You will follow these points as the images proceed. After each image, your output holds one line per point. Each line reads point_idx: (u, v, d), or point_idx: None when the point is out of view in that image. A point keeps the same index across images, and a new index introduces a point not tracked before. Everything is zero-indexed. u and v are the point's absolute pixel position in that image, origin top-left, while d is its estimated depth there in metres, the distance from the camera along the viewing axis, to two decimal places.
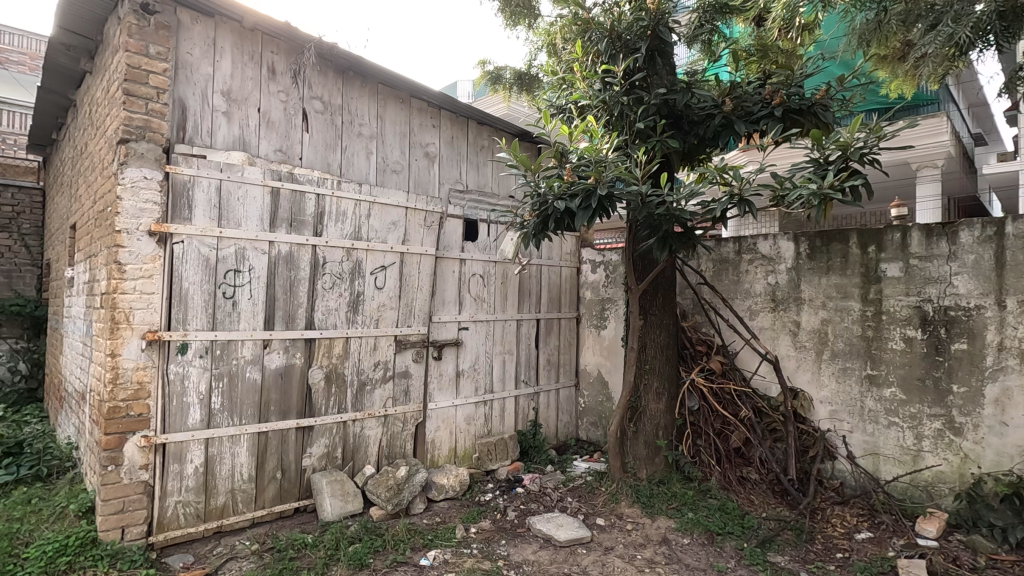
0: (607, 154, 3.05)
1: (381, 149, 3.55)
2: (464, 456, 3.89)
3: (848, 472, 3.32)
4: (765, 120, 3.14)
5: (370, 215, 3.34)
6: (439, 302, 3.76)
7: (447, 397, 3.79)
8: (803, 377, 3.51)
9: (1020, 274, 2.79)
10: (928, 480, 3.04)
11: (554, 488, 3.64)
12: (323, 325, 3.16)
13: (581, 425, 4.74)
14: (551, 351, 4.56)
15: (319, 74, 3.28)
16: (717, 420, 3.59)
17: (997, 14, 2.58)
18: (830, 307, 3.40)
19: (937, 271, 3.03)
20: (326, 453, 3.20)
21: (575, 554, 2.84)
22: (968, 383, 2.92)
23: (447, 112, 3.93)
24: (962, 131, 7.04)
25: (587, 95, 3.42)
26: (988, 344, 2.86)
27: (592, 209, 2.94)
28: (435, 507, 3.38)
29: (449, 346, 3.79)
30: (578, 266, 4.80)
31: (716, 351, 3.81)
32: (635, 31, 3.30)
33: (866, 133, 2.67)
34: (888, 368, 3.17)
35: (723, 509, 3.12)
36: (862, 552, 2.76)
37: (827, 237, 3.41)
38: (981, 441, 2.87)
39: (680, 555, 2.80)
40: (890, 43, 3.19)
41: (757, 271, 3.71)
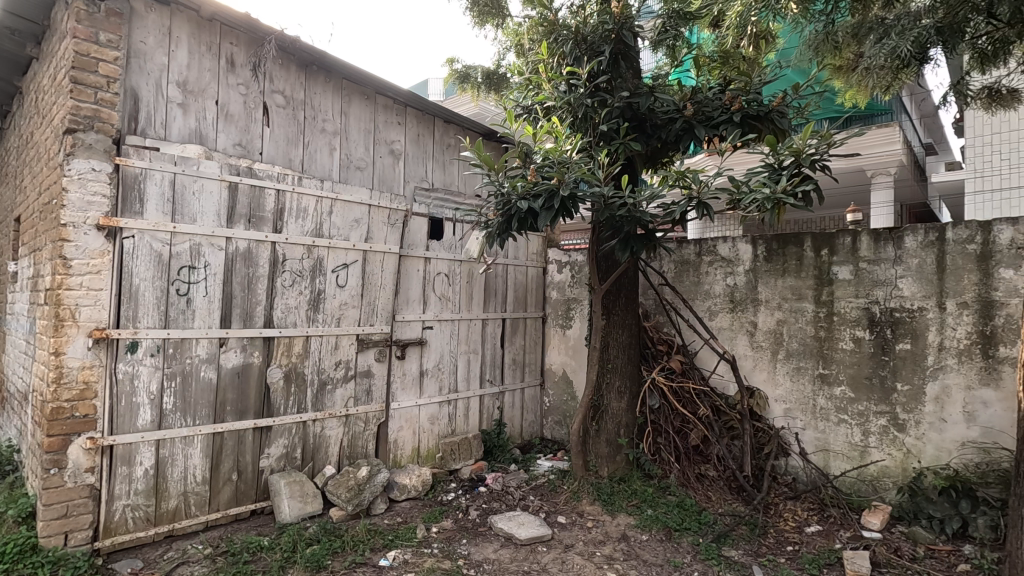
0: (571, 155, 3.09)
1: (345, 145, 3.51)
2: (427, 455, 3.87)
3: (800, 468, 3.44)
4: (725, 125, 3.21)
5: (333, 212, 3.29)
6: (402, 300, 3.73)
7: (410, 397, 3.77)
8: (759, 376, 3.61)
9: (958, 278, 2.93)
10: (873, 474, 3.17)
11: (516, 488, 3.65)
12: (282, 324, 3.10)
13: (545, 425, 4.77)
14: (516, 351, 4.57)
15: (281, 68, 3.22)
16: (676, 418, 3.67)
17: (935, 30, 2.72)
18: (785, 308, 3.50)
19: (883, 274, 3.16)
20: (284, 453, 3.13)
21: (534, 552, 2.86)
22: (911, 382, 3.05)
23: (413, 109, 3.91)
24: (913, 140, 7.32)
25: (552, 97, 3.46)
26: (930, 344, 3.00)
27: (554, 210, 2.96)
28: (397, 507, 3.36)
29: (413, 345, 3.77)
30: (544, 266, 4.83)
31: (676, 350, 3.89)
32: (599, 33, 3.36)
33: (817, 140, 2.75)
34: (838, 367, 3.30)
35: (681, 506, 3.19)
36: (811, 545, 2.85)
37: (783, 240, 3.52)
38: (922, 437, 3.01)
39: (638, 551, 2.84)
40: (843, 54, 3.19)
41: (716, 272, 3.80)
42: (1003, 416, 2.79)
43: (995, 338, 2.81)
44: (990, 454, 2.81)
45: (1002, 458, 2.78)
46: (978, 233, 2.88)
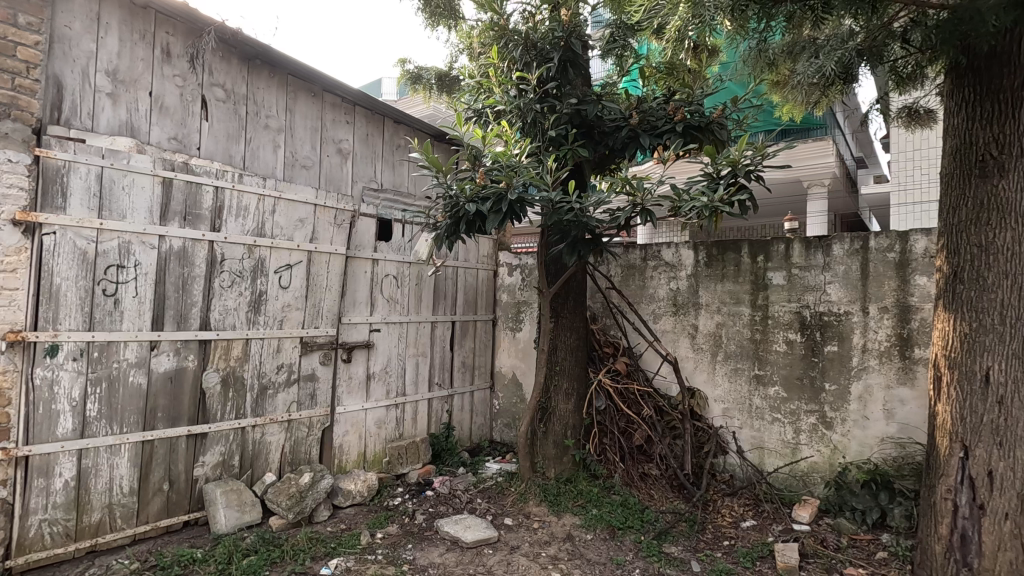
0: (519, 159, 3.12)
1: (289, 143, 3.42)
2: (374, 460, 3.80)
3: (736, 466, 3.58)
4: (668, 134, 3.32)
5: (275, 211, 3.20)
6: (349, 302, 3.66)
7: (356, 401, 3.69)
8: (699, 377, 3.74)
9: (880, 284, 3.13)
10: (803, 470, 3.34)
11: (464, 490, 3.64)
12: (220, 326, 2.98)
13: (494, 427, 4.78)
14: (466, 353, 4.56)
15: (222, 61, 3.10)
16: (622, 419, 3.75)
17: (857, 53, 2.92)
18: (724, 311, 3.65)
19: (814, 280, 3.34)
20: (221, 461, 3.01)
21: (480, 554, 2.86)
22: (837, 381, 3.24)
23: (362, 109, 3.85)
24: (845, 154, 7.78)
25: (502, 101, 3.50)
26: (855, 346, 3.19)
27: (502, 213, 2.97)
28: (341, 514, 3.29)
29: (359, 348, 3.69)
30: (495, 269, 4.84)
31: (621, 352, 3.98)
32: (548, 40, 3.43)
33: (752, 151, 2.87)
34: (773, 368, 3.46)
35: (625, 505, 3.26)
36: (746, 539, 2.97)
37: (722, 247, 3.66)
38: (847, 433, 3.20)
39: (582, 551, 2.89)
40: (780, 71, 3.36)
41: (660, 277, 3.91)
42: (917, 412, 3.00)
43: (911, 340, 3.02)
44: (906, 449, 3.02)
45: (915, 452, 2.98)
46: (897, 242, 3.09)
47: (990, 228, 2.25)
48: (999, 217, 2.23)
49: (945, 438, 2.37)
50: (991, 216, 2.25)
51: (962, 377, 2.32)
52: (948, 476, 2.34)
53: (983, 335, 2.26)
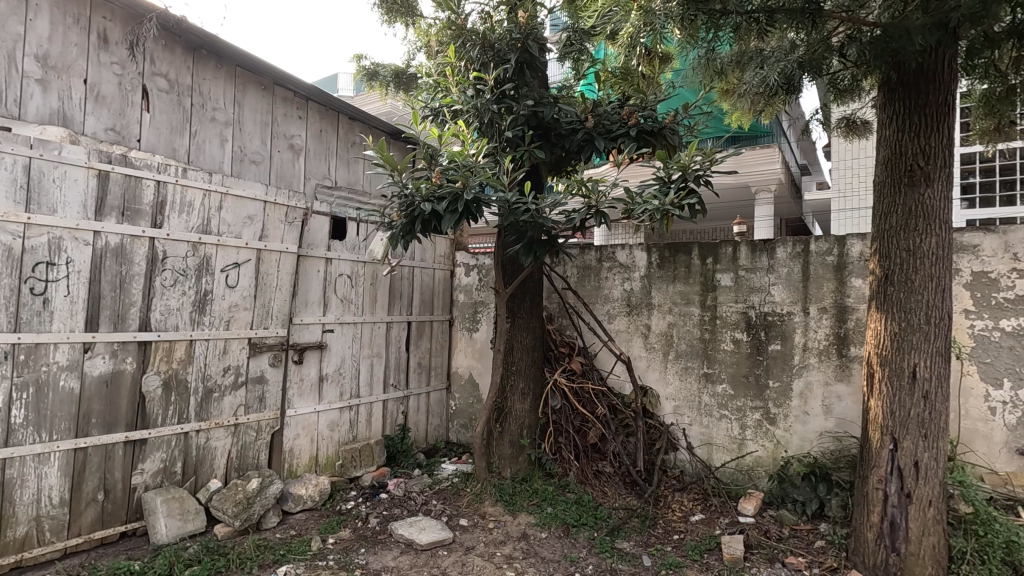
0: (476, 159, 3.12)
1: (237, 137, 3.30)
2: (326, 463, 3.71)
3: (686, 462, 3.69)
4: (622, 138, 3.40)
5: (222, 207, 3.08)
6: (300, 302, 3.56)
7: (308, 403, 3.60)
8: (651, 376, 3.83)
9: (819, 286, 3.29)
10: (748, 464, 3.48)
11: (419, 492, 3.61)
12: (161, 327, 2.84)
13: (451, 428, 4.76)
14: (422, 354, 4.52)
15: (164, 49, 2.97)
16: (576, 418, 3.80)
17: (799, 65, 3.04)
18: (675, 312, 3.75)
19: (759, 282, 3.48)
20: (162, 468, 2.87)
21: (435, 556, 2.84)
22: (780, 379, 3.38)
23: (315, 104, 3.76)
24: (790, 161, 8.13)
25: (459, 100, 3.48)
26: (796, 345, 3.34)
27: (458, 213, 2.96)
28: (291, 520, 3.20)
29: (311, 349, 3.60)
30: (452, 269, 4.82)
31: (577, 352, 4.04)
32: (505, 41, 3.44)
33: (702, 157, 2.96)
34: (720, 367, 3.58)
35: (579, 502, 3.31)
36: (694, 532, 3.06)
37: (674, 249, 3.76)
38: (789, 429, 3.35)
39: (537, 549, 2.91)
40: (730, 79, 3.47)
41: (615, 278, 3.99)
42: (853, 408, 3.17)
43: (848, 339, 3.19)
44: (842, 442, 3.18)
45: (851, 445, 3.15)
46: (835, 246, 3.25)
47: (917, 233, 2.42)
48: (925, 224, 2.41)
49: (877, 431, 2.52)
50: (919, 222, 2.41)
51: (892, 373, 2.46)
52: (879, 467, 2.49)
53: (911, 334, 2.42)
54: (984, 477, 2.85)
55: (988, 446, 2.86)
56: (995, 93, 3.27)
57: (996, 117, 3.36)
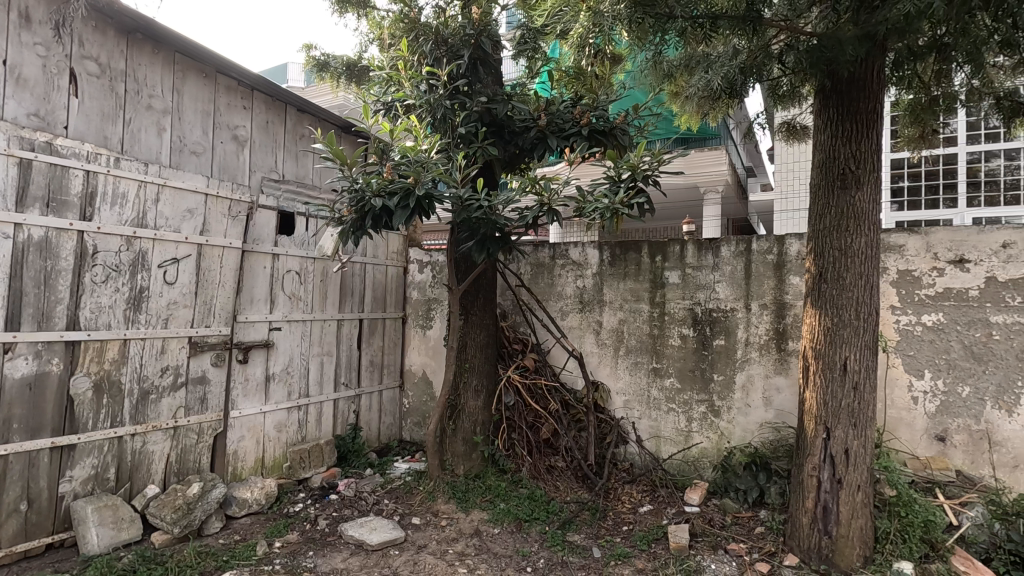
0: (428, 155, 3.09)
1: (177, 126, 3.15)
2: (273, 465, 3.60)
3: (636, 455, 3.78)
4: (574, 137, 3.44)
5: (159, 200, 2.94)
6: (245, 300, 3.44)
7: (253, 403, 3.48)
8: (603, 371, 3.91)
9: (760, 283, 3.43)
10: (694, 456, 3.60)
11: (371, 492, 3.56)
12: (92, 326, 2.69)
13: (404, 427, 4.71)
14: (374, 352, 4.44)
15: (95, 31, 2.79)
16: (530, 414, 3.82)
17: (741, 70, 3.15)
18: (626, 308, 3.83)
19: (705, 279, 3.60)
20: (93, 474, 2.72)
21: (386, 556, 2.81)
22: (724, 372, 3.51)
23: (261, 94, 3.63)
24: (737, 163, 8.43)
25: (411, 95, 3.42)
26: (739, 339, 3.48)
27: (410, 209, 2.93)
28: (235, 525, 3.09)
29: (257, 348, 3.49)
30: (405, 266, 4.76)
31: (530, 349, 4.06)
32: (459, 37, 3.43)
33: (650, 157, 3.04)
34: (668, 362, 3.68)
35: (532, 498, 3.34)
36: (643, 523, 3.14)
37: (625, 247, 3.84)
38: (732, 420, 3.48)
39: (489, 545, 2.93)
40: (678, 81, 3.56)
41: (568, 275, 4.04)
42: (791, 399, 3.32)
43: (786, 334, 3.34)
44: (781, 432, 3.34)
45: (789, 435, 3.31)
46: (775, 245, 3.39)
47: (849, 234, 2.56)
48: (856, 225, 2.55)
49: (811, 421, 2.65)
50: (850, 224, 2.55)
51: (826, 367, 2.60)
52: (813, 455, 2.62)
53: (843, 329, 2.56)
54: (907, 462, 3.05)
55: (911, 433, 3.06)
56: (921, 103, 3.49)
57: (920, 126, 3.57)
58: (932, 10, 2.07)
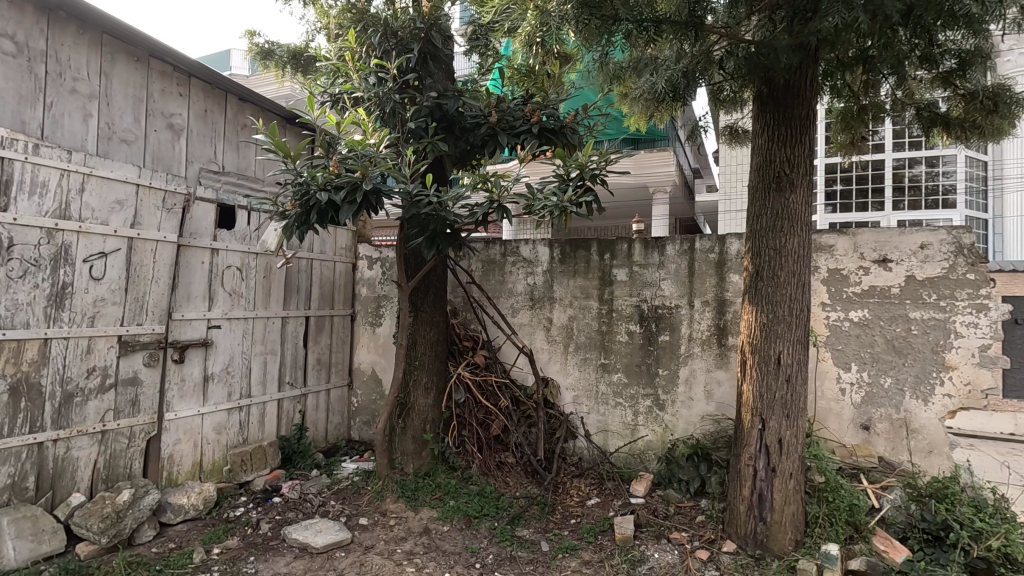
0: (376, 149, 3.03)
1: (104, 112, 2.96)
2: (212, 469, 3.45)
3: (584, 449, 3.85)
4: (525, 135, 3.44)
5: (84, 190, 2.76)
6: (181, 296, 3.28)
7: (190, 405, 3.33)
8: (553, 367, 3.95)
9: (702, 281, 3.55)
10: (640, 448, 3.70)
11: (317, 493, 3.48)
12: (8, 324, 2.50)
13: (352, 426, 4.63)
14: (321, 350, 4.34)
15: (11, 6, 2.57)
16: (480, 411, 3.82)
17: (682, 74, 3.29)
18: (575, 305, 3.89)
19: (650, 277, 3.69)
20: (9, 484, 2.52)
21: (331, 558, 2.75)
22: (669, 367, 3.63)
23: (198, 81, 3.47)
24: (684, 164, 8.70)
25: (360, 87, 3.33)
26: (683, 335, 3.59)
27: (356, 204, 2.87)
28: (169, 532, 2.95)
29: (195, 347, 3.33)
30: (354, 262, 4.66)
31: (481, 346, 4.06)
32: (408, 30, 3.37)
33: (597, 157, 3.09)
34: (616, 357, 3.77)
35: (481, 494, 3.34)
36: (590, 515, 3.20)
37: (574, 245, 3.90)
38: (676, 414, 3.60)
39: (439, 543, 2.92)
40: (626, 84, 3.64)
41: (519, 272, 4.06)
42: (730, 393, 3.46)
43: (727, 329, 3.48)
44: (720, 424, 3.47)
45: (728, 426, 3.45)
46: (716, 244, 3.52)
47: (783, 234, 2.69)
48: (789, 225, 2.68)
49: (748, 413, 2.77)
50: (784, 225, 2.68)
51: (761, 361, 2.72)
52: (749, 445, 2.74)
53: (777, 325, 2.69)
54: (835, 450, 3.23)
55: (839, 423, 3.25)
56: (851, 112, 3.69)
57: (851, 133, 3.78)
58: (857, 24, 2.22)
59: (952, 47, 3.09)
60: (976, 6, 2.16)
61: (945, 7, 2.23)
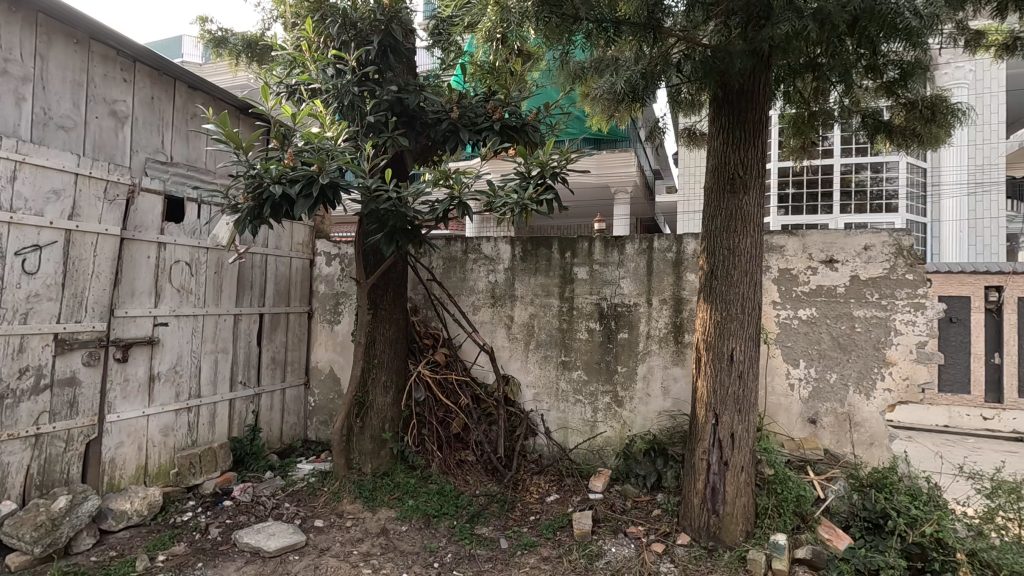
0: (333, 143, 2.96)
1: (40, 96, 2.77)
2: (158, 473, 3.31)
3: (544, 446, 3.87)
4: (487, 132, 3.42)
5: (17, 179, 2.59)
6: (124, 292, 3.12)
7: (134, 406, 3.18)
8: (514, 365, 3.96)
9: (660, 279, 3.62)
10: (599, 444, 3.75)
11: (270, 496, 3.39)
12: None
13: (309, 426, 4.52)
14: (276, 348, 4.22)
15: None
16: (440, 409, 3.79)
17: (641, 75, 3.34)
18: (536, 303, 3.90)
19: (610, 275, 3.74)
20: None
21: (284, 562, 2.68)
22: (627, 364, 3.68)
23: (144, 67, 3.31)
24: (645, 165, 8.88)
25: (317, 79, 3.26)
26: (641, 333, 3.66)
27: (313, 198, 2.79)
28: (110, 540, 2.81)
29: (139, 345, 3.18)
30: (312, 258, 4.55)
31: (441, 343, 4.03)
32: (368, 22, 3.30)
33: (558, 155, 3.10)
34: (576, 355, 3.80)
35: (441, 493, 3.32)
36: (549, 512, 3.22)
37: (536, 243, 3.91)
38: (634, 410, 3.67)
39: (396, 543, 2.88)
40: (588, 84, 3.66)
41: (480, 270, 4.05)
42: (686, 389, 3.55)
43: (683, 327, 3.56)
44: (676, 419, 3.55)
45: (683, 422, 3.52)
46: (674, 244, 3.60)
47: (736, 235, 2.76)
48: (742, 226, 2.76)
49: (702, 408, 2.84)
50: (738, 226, 2.76)
51: (716, 358, 2.79)
52: (703, 440, 2.81)
53: (730, 323, 2.76)
54: (784, 443, 3.36)
55: (788, 417, 3.37)
56: (803, 118, 3.83)
57: (802, 138, 3.92)
58: (806, 32, 2.32)
59: (895, 58, 3.24)
60: (914, 20, 2.26)
61: (887, 19, 2.34)
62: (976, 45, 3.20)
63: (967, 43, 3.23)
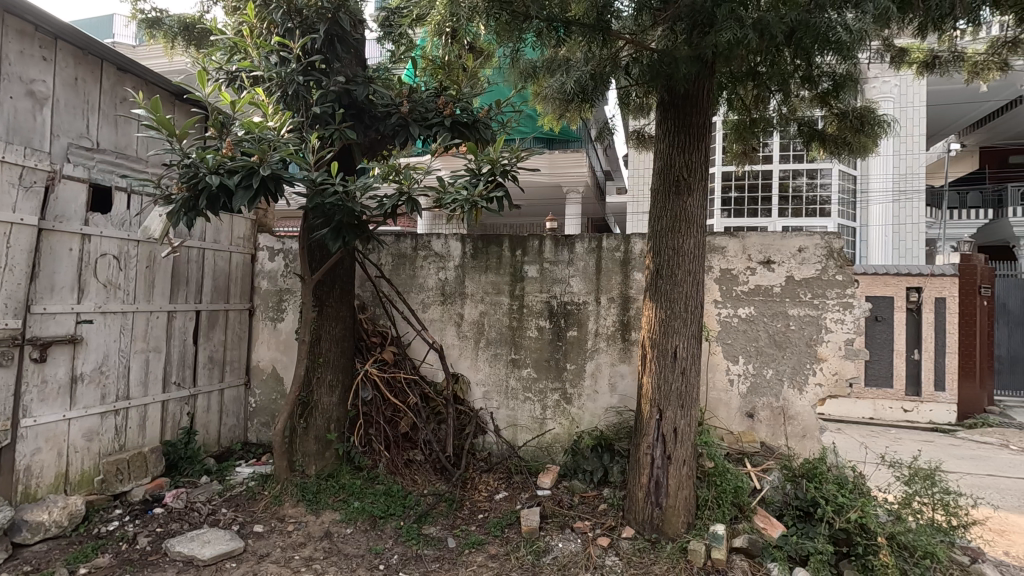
0: (276, 133, 2.85)
1: None
2: (81, 480, 3.09)
3: (494, 444, 3.86)
4: (437, 128, 3.40)
5: None
6: (43, 287, 2.90)
7: (54, 409, 2.95)
8: (463, 363, 3.94)
9: (608, 278, 3.68)
10: (547, 441, 3.79)
11: (206, 501, 3.23)
12: None
13: (250, 428, 4.35)
14: (214, 347, 4.03)
15: None
16: (388, 409, 3.72)
17: (590, 76, 3.40)
18: (486, 301, 3.89)
19: (560, 274, 3.77)
20: None
21: (220, 570, 2.57)
22: (576, 362, 3.73)
23: (66, 44, 3.07)
24: (596, 166, 9.03)
25: (259, 66, 3.16)
26: (589, 331, 3.71)
27: (253, 189, 2.68)
28: (24, 554, 2.61)
29: (60, 344, 2.96)
30: (253, 253, 4.36)
31: (389, 342, 3.95)
32: (314, 10, 3.17)
33: (509, 153, 3.10)
34: (525, 353, 3.82)
35: (388, 493, 3.26)
36: (497, 510, 3.23)
37: (486, 241, 3.90)
38: (582, 407, 3.72)
39: (340, 546, 2.81)
40: (539, 84, 3.69)
41: (430, 267, 4.00)
42: (632, 385, 3.62)
43: (630, 325, 3.64)
44: (622, 415, 3.63)
45: (629, 418, 3.60)
46: (622, 244, 3.66)
47: (681, 235, 2.84)
48: (686, 227, 2.84)
49: (647, 404, 2.90)
50: (682, 226, 2.84)
51: (661, 355, 2.86)
52: (647, 435, 2.88)
53: (674, 321, 2.84)
54: (723, 437, 3.49)
55: (728, 412, 3.50)
56: (744, 124, 3.97)
57: (743, 143, 4.07)
58: (747, 40, 2.41)
59: (828, 70, 3.42)
60: (845, 34, 2.42)
61: (822, 32, 2.45)
62: (900, 61, 3.41)
63: (892, 59, 3.44)
